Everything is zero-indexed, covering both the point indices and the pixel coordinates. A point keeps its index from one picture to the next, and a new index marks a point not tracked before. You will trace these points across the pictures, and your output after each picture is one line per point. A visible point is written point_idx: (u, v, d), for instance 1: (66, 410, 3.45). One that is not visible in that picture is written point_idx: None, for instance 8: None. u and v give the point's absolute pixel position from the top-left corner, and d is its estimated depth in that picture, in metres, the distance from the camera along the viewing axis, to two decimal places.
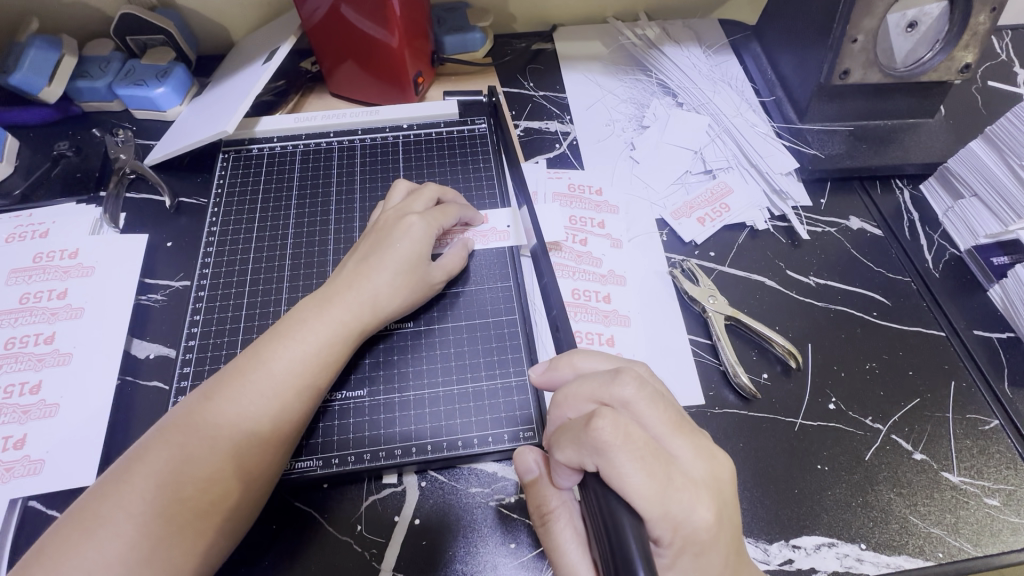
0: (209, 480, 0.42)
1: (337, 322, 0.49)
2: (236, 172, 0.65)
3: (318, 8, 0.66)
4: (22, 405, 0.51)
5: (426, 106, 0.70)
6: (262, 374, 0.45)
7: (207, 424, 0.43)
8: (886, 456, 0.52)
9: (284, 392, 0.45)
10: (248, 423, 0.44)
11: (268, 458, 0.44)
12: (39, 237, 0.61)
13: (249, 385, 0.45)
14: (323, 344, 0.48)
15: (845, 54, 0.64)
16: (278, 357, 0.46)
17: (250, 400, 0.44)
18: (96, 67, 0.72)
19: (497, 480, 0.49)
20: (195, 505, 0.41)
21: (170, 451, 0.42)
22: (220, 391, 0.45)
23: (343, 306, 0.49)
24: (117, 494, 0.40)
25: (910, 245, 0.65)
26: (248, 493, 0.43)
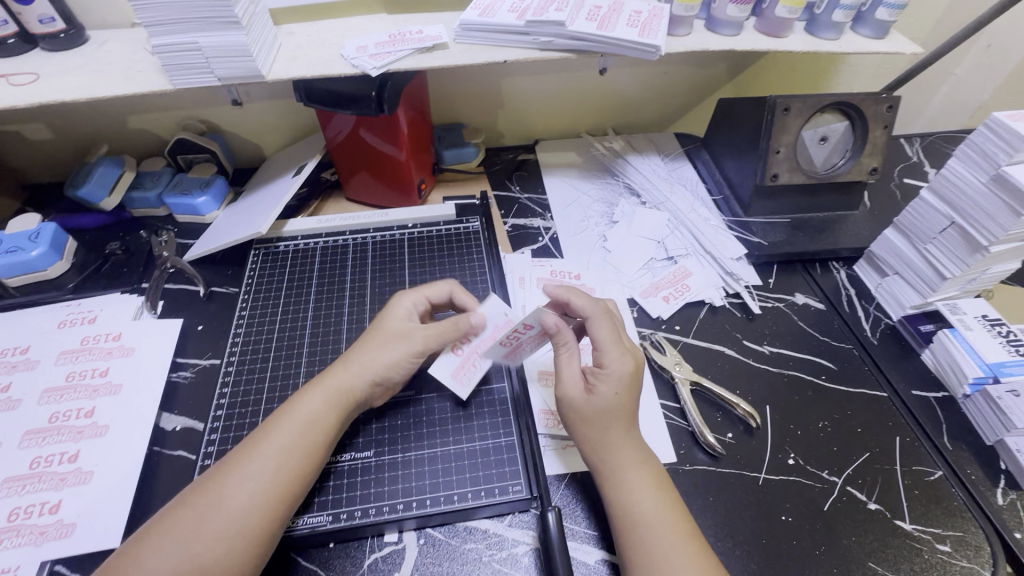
0: (213, 548, 0.45)
1: (327, 390, 0.55)
2: (265, 265, 0.76)
3: (339, 132, 0.80)
4: (60, 473, 0.56)
5: (428, 208, 0.82)
6: (260, 448, 0.50)
7: (215, 490, 0.48)
8: (844, 506, 0.57)
9: (284, 452, 0.51)
10: (249, 484, 0.48)
11: (266, 515, 0.48)
12: (87, 322, 0.70)
13: (255, 449, 0.50)
14: (319, 411, 0.54)
15: (772, 162, 0.78)
16: (283, 423, 0.52)
17: (248, 471, 0.49)
18: (149, 180, 0.85)
19: (491, 536, 0.54)
20: (197, 561, 0.44)
21: (175, 529, 0.46)
22: (231, 463, 0.50)
23: (342, 377, 0.56)
24: (135, 554, 0.45)
25: (849, 316, 0.75)
26: (246, 550, 0.46)
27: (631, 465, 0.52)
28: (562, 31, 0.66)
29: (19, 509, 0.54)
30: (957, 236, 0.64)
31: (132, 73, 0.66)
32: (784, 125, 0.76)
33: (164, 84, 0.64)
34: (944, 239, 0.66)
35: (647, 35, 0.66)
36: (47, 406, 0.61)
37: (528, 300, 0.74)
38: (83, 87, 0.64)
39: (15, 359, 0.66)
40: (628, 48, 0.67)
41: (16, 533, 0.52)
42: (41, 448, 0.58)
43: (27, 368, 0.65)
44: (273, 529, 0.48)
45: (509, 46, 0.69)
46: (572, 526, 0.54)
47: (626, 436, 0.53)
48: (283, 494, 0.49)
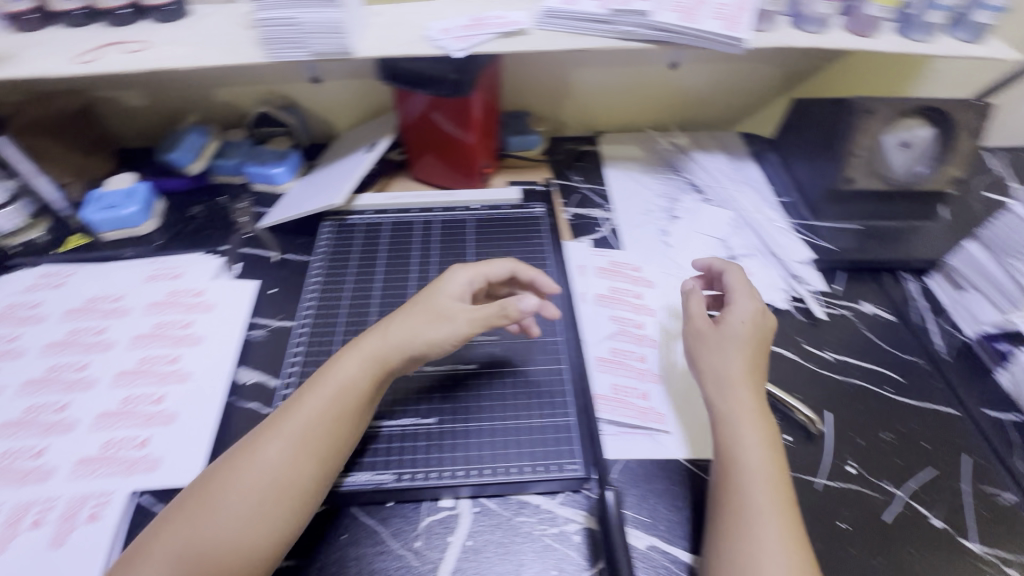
0: (240, 518, 0.47)
1: (359, 367, 0.55)
2: (337, 236, 0.79)
3: (413, 111, 0.83)
4: (147, 412, 0.61)
5: (493, 192, 0.84)
6: (287, 427, 0.51)
7: (244, 460, 0.49)
8: (906, 520, 0.56)
9: (309, 426, 0.51)
10: (276, 457, 0.49)
11: (293, 489, 0.49)
12: (173, 277, 0.75)
13: (283, 421, 0.52)
14: (343, 385, 0.54)
15: (849, 165, 0.76)
16: (310, 396, 0.53)
17: (270, 452, 0.49)
18: (231, 149, 0.90)
19: (542, 511, 0.55)
20: (223, 534, 0.46)
21: (201, 505, 0.47)
22: (260, 435, 0.51)
23: (372, 345, 0.56)
24: (170, 525, 0.47)
25: (919, 329, 0.72)
26: (270, 522, 0.47)
27: (762, 467, 0.50)
28: (644, 21, 0.67)
29: (113, 440, 0.59)
30: None
31: (232, 46, 0.69)
32: (865, 127, 0.74)
33: (260, 57, 0.67)
34: None
35: (731, 28, 0.66)
36: (138, 350, 0.66)
37: (586, 288, 0.74)
38: (188, 56, 0.68)
39: (109, 306, 0.71)
40: (709, 41, 0.66)
41: (110, 463, 0.57)
42: (132, 388, 0.63)
43: (120, 315, 0.70)
44: (300, 504, 0.49)
45: (588, 34, 0.69)
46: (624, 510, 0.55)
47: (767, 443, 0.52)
48: (308, 470, 0.50)
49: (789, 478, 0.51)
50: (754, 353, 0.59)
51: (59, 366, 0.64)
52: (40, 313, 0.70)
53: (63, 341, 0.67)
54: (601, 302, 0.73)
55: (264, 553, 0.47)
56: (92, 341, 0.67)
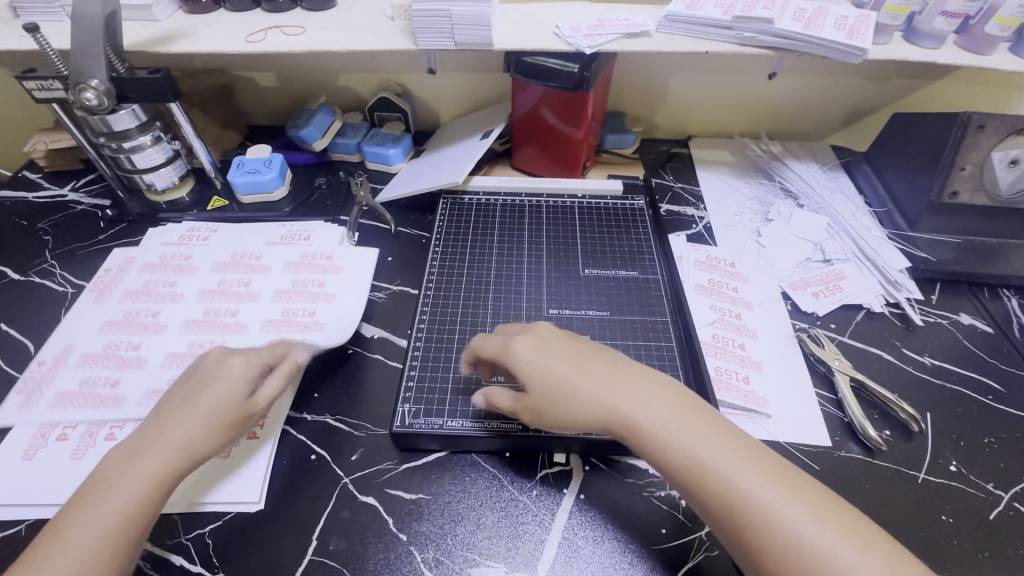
0: None
1: (192, 420, 0.52)
2: (452, 212, 0.85)
3: (527, 104, 0.88)
4: None
5: (596, 183, 0.89)
6: (110, 494, 0.47)
7: (51, 554, 0.44)
8: (1010, 520, 0.57)
9: (100, 530, 0.46)
10: (61, 556, 0.44)
11: None
12: (305, 241, 0.82)
13: (89, 513, 0.46)
14: (132, 497, 0.48)
15: (954, 178, 0.78)
16: (112, 489, 0.48)
17: (66, 551, 0.44)
18: (350, 130, 0.98)
19: (649, 475, 0.59)
20: None
21: None
22: (45, 542, 0.45)
23: (157, 446, 0.50)
24: None
25: (1020, 343, 0.73)
26: None
27: (754, 467, 0.47)
28: (768, 28, 0.70)
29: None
30: None
31: (380, 33, 0.77)
32: (975, 142, 0.75)
33: (407, 44, 0.74)
34: None
35: (854, 38, 0.69)
36: (280, 302, 0.73)
37: (686, 277, 0.78)
38: (343, 41, 0.76)
39: (252, 263, 0.79)
40: (831, 50, 0.69)
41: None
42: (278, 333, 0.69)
43: (261, 272, 0.77)
44: None
45: (709, 39, 0.74)
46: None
47: (738, 456, 0.47)
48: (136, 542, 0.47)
49: (778, 462, 0.48)
50: (588, 356, 0.56)
51: (213, 311, 0.72)
52: (193, 263, 0.79)
53: (216, 288, 0.75)
54: (702, 292, 0.76)
55: None
56: (240, 292, 0.75)
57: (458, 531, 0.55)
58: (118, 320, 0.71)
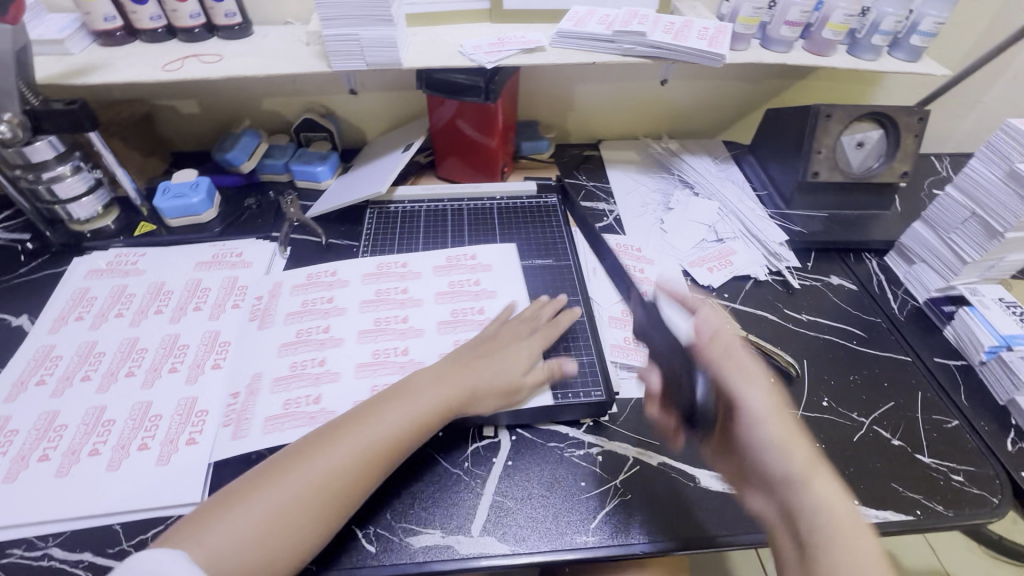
0: (290, 504, 0.51)
1: (456, 381, 0.62)
2: (379, 222, 0.91)
3: (444, 117, 0.95)
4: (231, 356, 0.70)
5: (513, 185, 0.97)
6: (359, 431, 0.56)
7: (314, 454, 0.54)
8: (871, 440, 0.67)
9: (358, 448, 0.55)
10: (330, 463, 0.54)
11: (287, 477, 0.53)
12: (235, 257, 0.86)
13: (350, 432, 0.56)
14: (392, 429, 0.57)
15: (814, 161, 0.90)
16: (377, 419, 0.58)
17: (331, 455, 0.54)
18: (277, 151, 1.02)
19: (569, 437, 0.66)
20: (289, 522, 0.51)
21: (264, 488, 0.52)
22: (313, 444, 0.55)
23: (431, 394, 0.61)
24: (249, 501, 0.51)
25: (879, 296, 0.86)
26: (309, 525, 0.51)
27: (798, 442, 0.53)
28: (642, 40, 0.81)
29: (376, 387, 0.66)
30: (977, 225, 0.75)
31: (296, 58, 0.82)
32: (827, 129, 0.88)
33: (323, 67, 0.80)
34: (966, 228, 0.77)
35: (714, 46, 0.80)
36: (371, 313, 0.75)
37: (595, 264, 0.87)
38: (260, 66, 0.80)
39: (329, 279, 0.79)
40: (697, 56, 0.80)
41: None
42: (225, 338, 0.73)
43: (342, 286, 0.78)
44: (334, 508, 0.53)
45: (597, 52, 0.83)
46: (620, 431, 0.67)
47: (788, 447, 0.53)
48: (364, 475, 0.55)
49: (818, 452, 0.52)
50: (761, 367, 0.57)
51: (305, 330, 0.72)
52: (272, 293, 0.78)
53: (301, 310, 0.75)
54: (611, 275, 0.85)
55: (294, 555, 0.51)
56: (327, 308, 0.75)
57: (398, 507, 0.60)
58: (36, 360, 0.70)
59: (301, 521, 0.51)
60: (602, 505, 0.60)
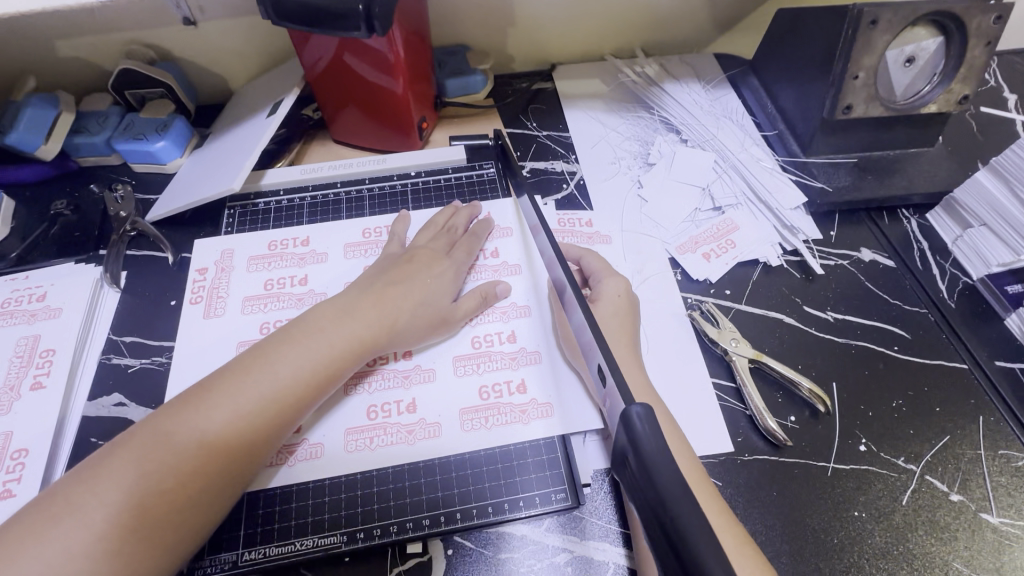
0: (157, 487, 0.39)
1: (364, 319, 0.50)
2: (244, 226, 0.64)
3: (321, 58, 0.65)
4: (34, 473, 0.49)
5: (434, 153, 0.70)
6: (240, 393, 0.44)
7: (195, 413, 0.42)
8: (923, 499, 0.51)
9: (251, 413, 0.43)
10: (204, 432, 0.42)
11: (150, 450, 0.40)
12: (36, 300, 0.59)
13: (246, 386, 0.44)
14: (294, 377, 0.46)
15: (847, 90, 0.65)
16: (269, 369, 0.45)
17: (208, 416, 0.42)
18: (94, 122, 0.71)
19: (528, 544, 0.47)
20: (159, 506, 0.39)
21: (120, 467, 0.39)
22: (189, 403, 0.43)
23: (363, 322, 0.50)
24: (96, 483, 0.39)
25: (923, 275, 0.65)
26: (175, 514, 0.40)
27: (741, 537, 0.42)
28: None
29: (375, 406, 0.51)
30: None
31: None
32: (868, 43, 0.62)
33: None
34: None
35: None
36: (356, 260, 0.61)
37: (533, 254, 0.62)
38: None
39: (300, 251, 0.61)
40: None
41: (498, 412, 0.51)
42: (24, 441, 0.51)
43: (318, 260, 0.61)
44: (212, 494, 0.41)
45: None
46: (597, 524, 0.48)
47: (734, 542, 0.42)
48: (260, 441, 0.44)
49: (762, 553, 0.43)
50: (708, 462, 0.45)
51: (271, 324, 0.56)
52: (221, 265, 0.60)
53: (264, 294, 0.58)
54: None
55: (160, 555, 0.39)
56: (300, 293, 0.58)
57: None
58: None
59: (174, 506, 0.40)
60: None
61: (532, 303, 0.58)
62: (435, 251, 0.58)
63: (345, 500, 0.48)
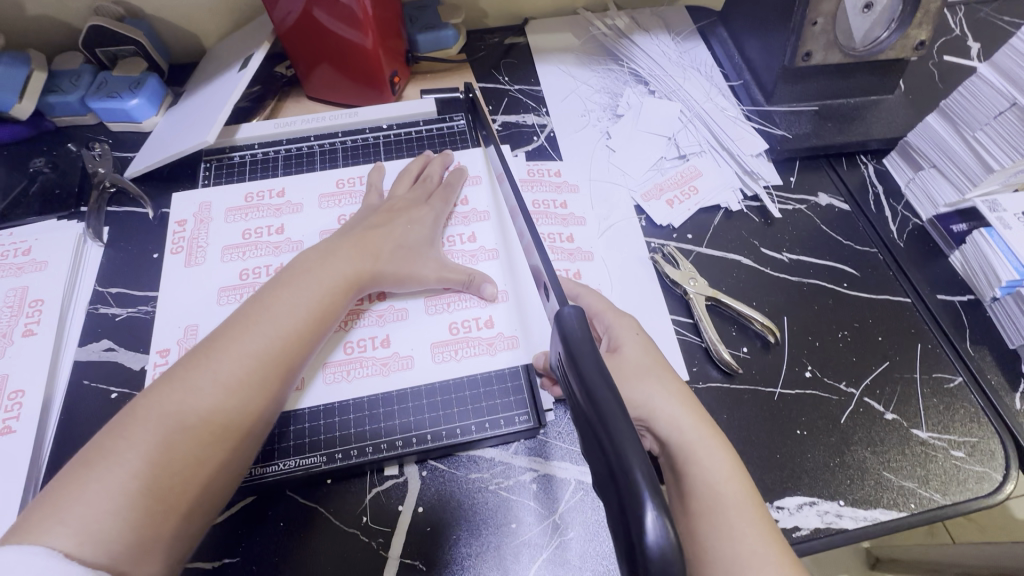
0: (187, 432, 0.41)
1: (349, 259, 0.53)
2: (220, 179, 0.66)
3: (289, 12, 0.65)
4: (33, 412, 0.52)
5: (406, 105, 0.71)
6: (248, 336, 0.46)
7: (207, 362, 0.44)
8: (860, 418, 0.55)
9: (260, 353, 0.45)
10: (221, 376, 0.43)
11: (172, 402, 0.42)
12: (22, 254, 0.61)
13: (251, 330, 0.46)
14: (295, 317, 0.48)
15: (807, 37, 0.66)
16: (272, 312, 0.48)
17: (222, 360, 0.44)
18: (67, 81, 0.71)
19: (496, 465, 0.51)
20: (193, 448, 0.41)
21: (145, 419, 0.41)
22: (200, 355, 0.45)
23: (348, 261, 0.53)
24: (123, 435, 0.40)
25: (875, 217, 0.68)
26: (212, 454, 0.42)
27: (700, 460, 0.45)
28: None
29: (351, 343, 0.55)
30: (1016, 120, 0.56)
31: None
32: None
33: None
34: (1001, 123, 0.58)
35: None
36: (332, 210, 0.63)
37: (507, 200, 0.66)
38: None
39: (276, 202, 0.64)
40: None
41: (467, 344, 0.55)
42: (21, 384, 0.54)
43: (294, 211, 0.63)
44: (242, 433, 0.43)
45: None
46: (559, 446, 0.52)
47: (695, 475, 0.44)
48: (276, 380, 0.46)
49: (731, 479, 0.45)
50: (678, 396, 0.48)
51: (251, 271, 0.59)
52: (199, 217, 0.63)
53: (243, 243, 0.61)
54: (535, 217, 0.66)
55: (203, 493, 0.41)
56: (277, 241, 0.61)
57: None
58: None
59: (206, 447, 0.42)
60: (541, 553, 0.47)
61: (500, 246, 0.61)
62: (415, 200, 0.60)
63: (337, 435, 0.51)
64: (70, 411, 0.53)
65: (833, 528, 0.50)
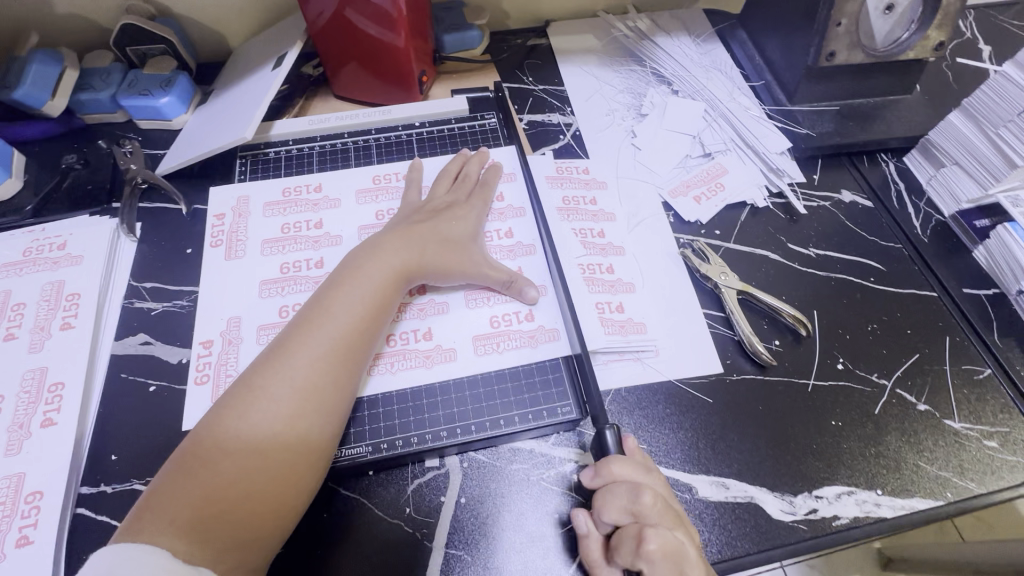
0: (271, 436, 0.43)
1: (397, 253, 0.53)
2: (255, 174, 0.67)
3: (322, 11, 0.66)
4: (72, 404, 0.52)
5: (437, 104, 0.73)
6: (315, 338, 0.47)
7: (280, 367, 0.45)
8: (893, 409, 0.56)
9: (327, 353, 0.47)
10: (295, 380, 0.45)
11: (253, 408, 0.44)
12: (56, 249, 0.61)
13: (315, 332, 0.47)
14: (356, 316, 0.49)
15: (831, 37, 0.67)
16: (333, 312, 0.48)
17: (294, 363, 0.45)
18: (98, 79, 0.72)
19: (537, 455, 0.51)
20: (278, 451, 0.43)
21: (231, 427, 0.43)
22: (272, 360, 0.46)
23: (400, 257, 0.53)
24: (215, 443, 0.42)
25: (898, 213, 0.70)
26: (296, 455, 0.43)
27: None
28: None
29: (393, 335, 0.55)
30: None
31: None
32: None
33: None
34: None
35: None
36: (368, 205, 0.64)
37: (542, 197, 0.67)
38: None
39: (313, 197, 0.64)
40: None
41: (508, 337, 0.56)
42: (60, 376, 0.54)
43: (331, 206, 0.63)
44: (319, 433, 0.45)
45: None
46: None
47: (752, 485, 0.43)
48: (344, 378, 0.47)
49: None
50: None
51: (290, 265, 0.59)
52: (236, 211, 0.63)
53: (281, 237, 0.61)
54: (567, 213, 0.66)
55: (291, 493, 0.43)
56: (316, 235, 0.61)
57: None
58: None
59: (290, 447, 0.43)
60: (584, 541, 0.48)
61: (537, 242, 0.63)
62: (454, 197, 0.61)
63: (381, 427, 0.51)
64: (108, 404, 0.53)
65: (872, 516, 0.50)
